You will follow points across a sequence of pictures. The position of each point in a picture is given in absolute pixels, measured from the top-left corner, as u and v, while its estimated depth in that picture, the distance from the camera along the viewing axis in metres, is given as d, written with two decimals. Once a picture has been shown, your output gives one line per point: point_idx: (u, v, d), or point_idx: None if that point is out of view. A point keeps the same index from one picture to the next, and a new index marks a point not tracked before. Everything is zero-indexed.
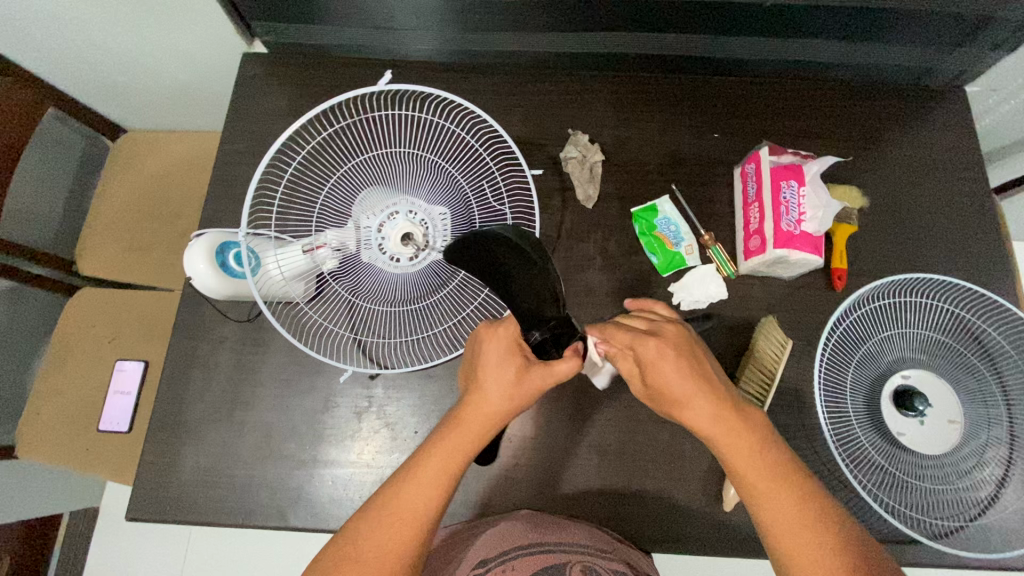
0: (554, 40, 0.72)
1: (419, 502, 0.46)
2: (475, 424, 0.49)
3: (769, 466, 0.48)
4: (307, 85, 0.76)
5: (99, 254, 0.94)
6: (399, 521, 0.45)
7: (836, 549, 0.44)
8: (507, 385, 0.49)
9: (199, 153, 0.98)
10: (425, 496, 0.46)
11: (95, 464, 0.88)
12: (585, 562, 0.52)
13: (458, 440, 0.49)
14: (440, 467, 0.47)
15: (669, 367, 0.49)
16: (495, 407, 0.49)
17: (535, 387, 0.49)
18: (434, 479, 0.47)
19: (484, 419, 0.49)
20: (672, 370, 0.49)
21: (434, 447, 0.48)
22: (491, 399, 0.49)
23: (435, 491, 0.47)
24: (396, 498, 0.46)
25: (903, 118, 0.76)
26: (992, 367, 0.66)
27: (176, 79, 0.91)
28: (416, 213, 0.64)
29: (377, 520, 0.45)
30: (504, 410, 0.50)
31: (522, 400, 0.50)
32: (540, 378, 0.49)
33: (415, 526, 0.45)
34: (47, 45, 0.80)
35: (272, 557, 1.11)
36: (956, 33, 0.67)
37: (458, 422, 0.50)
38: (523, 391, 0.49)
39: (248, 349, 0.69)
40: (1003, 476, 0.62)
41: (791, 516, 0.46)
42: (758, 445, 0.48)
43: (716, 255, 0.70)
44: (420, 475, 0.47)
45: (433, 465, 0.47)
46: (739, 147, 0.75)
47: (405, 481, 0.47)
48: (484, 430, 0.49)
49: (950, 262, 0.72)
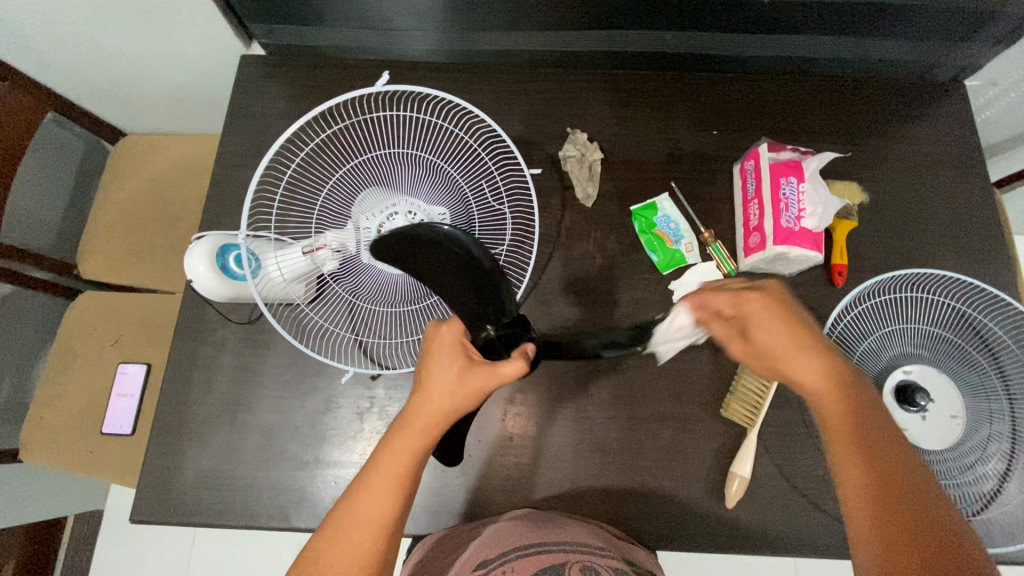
0: (552, 38, 0.72)
1: (376, 508, 0.45)
2: (426, 426, 0.48)
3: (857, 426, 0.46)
4: (305, 87, 0.76)
5: (101, 258, 0.94)
6: (360, 530, 0.45)
7: (919, 507, 0.41)
8: (455, 387, 0.47)
9: (199, 156, 0.98)
10: (380, 505, 0.46)
11: (99, 467, 0.88)
12: (584, 561, 0.51)
13: (408, 444, 0.47)
14: (392, 475, 0.46)
15: (774, 317, 0.48)
16: (441, 408, 0.48)
17: (480, 385, 0.47)
18: (387, 485, 0.46)
19: (432, 421, 0.48)
20: (775, 325, 0.48)
21: (385, 452, 0.47)
22: (437, 400, 0.47)
23: (389, 496, 0.46)
24: (353, 510, 0.45)
25: (902, 113, 0.76)
26: (994, 361, 0.66)
27: (175, 82, 0.91)
28: (416, 214, 0.63)
29: (334, 533, 0.45)
30: (454, 410, 0.48)
31: (471, 398, 0.48)
32: (487, 374, 0.47)
33: (377, 532, 0.45)
34: (46, 50, 0.80)
35: (277, 558, 1.12)
36: (955, 27, 0.66)
37: (410, 421, 0.48)
38: (468, 391, 0.47)
39: (249, 351, 0.69)
40: (1006, 470, 0.62)
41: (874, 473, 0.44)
42: (844, 404, 0.46)
43: (716, 251, 0.70)
44: (370, 484, 0.46)
45: (385, 474, 0.46)
46: (738, 144, 0.74)
47: (359, 492, 0.46)
48: (436, 431, 0.48)
49: (951, 257, 0.72)
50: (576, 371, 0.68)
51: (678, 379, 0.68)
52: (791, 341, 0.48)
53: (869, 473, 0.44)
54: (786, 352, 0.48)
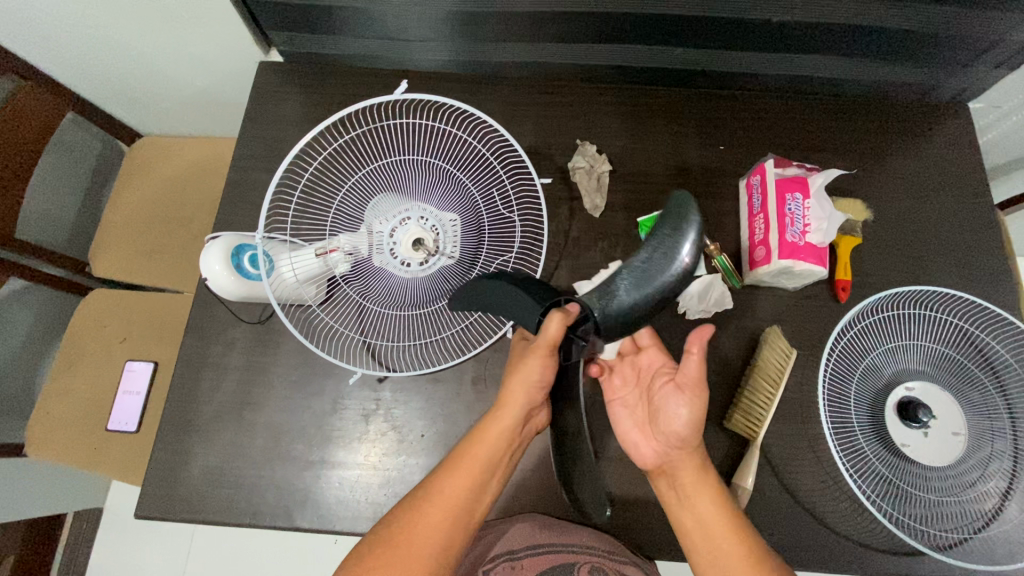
0: (565, 52, 0.73)
1: (453, 483, 0.52)
2: (507, 412, 0.55)
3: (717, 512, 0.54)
4: (320, 93, 0.78)
5: (114, 256, 0.96)
6: (441, 502, 0.51)
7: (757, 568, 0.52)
8: (527, 376, 0.54)
9: (213, 158, 1.00)
10: (462, 485, 0.52)
11: (103, 463, 0.88)
12: (591, 562, 0.57)
13: (485, 435, 0.55)
14: (471, 456, 0.54)
15: (679, 402, 0.58)
16: (520, 390, 0.55)
17: (543, 364, 0.54)
18: (467, 464, 0.53)
19: (516, 401, 0.55)
20: (682, 409, 0.58)
21: (469, 441, 0.55)
22: (515, 388, 0.55)
23: (467, 471, 0.53)
24: (434, 489, 0.52)
25: (906, 135, 0.77)
26: (995, 379, 0.66)
27: (194, 86, 0.93)
28: (428, 219, 0.65)
29: (416, 503, 0.52)
30: (529, 395, 0.55)
31: (543, 385, 0.55)
32: (549, 350, 0.52)
33: (457, 503, 0.52)
34: (70, 50, 0.82)
35: (275, 561, 1.11)
36: (958, 52, 0.68)
37: (494, 411, 0.56)
38: (538, 372, 0.55)
39: (259, 350, 0.70)
40: (1007, 488, 0.62)
41: (702, 522, 0.55)
42: (700, 466, 0.57)
43: (722, 264, 0.71)
44: (458, 463, 0.53)
45: (466, 456, 0.54)
46: (744, 159, 0.76)
47: (444, 472, 0.53)
48: (514, 416, 0.55)
49: (954, 275, 0.73)
50: (582, 380, 0.68)
51: None
52: (690, 427, 0.57)
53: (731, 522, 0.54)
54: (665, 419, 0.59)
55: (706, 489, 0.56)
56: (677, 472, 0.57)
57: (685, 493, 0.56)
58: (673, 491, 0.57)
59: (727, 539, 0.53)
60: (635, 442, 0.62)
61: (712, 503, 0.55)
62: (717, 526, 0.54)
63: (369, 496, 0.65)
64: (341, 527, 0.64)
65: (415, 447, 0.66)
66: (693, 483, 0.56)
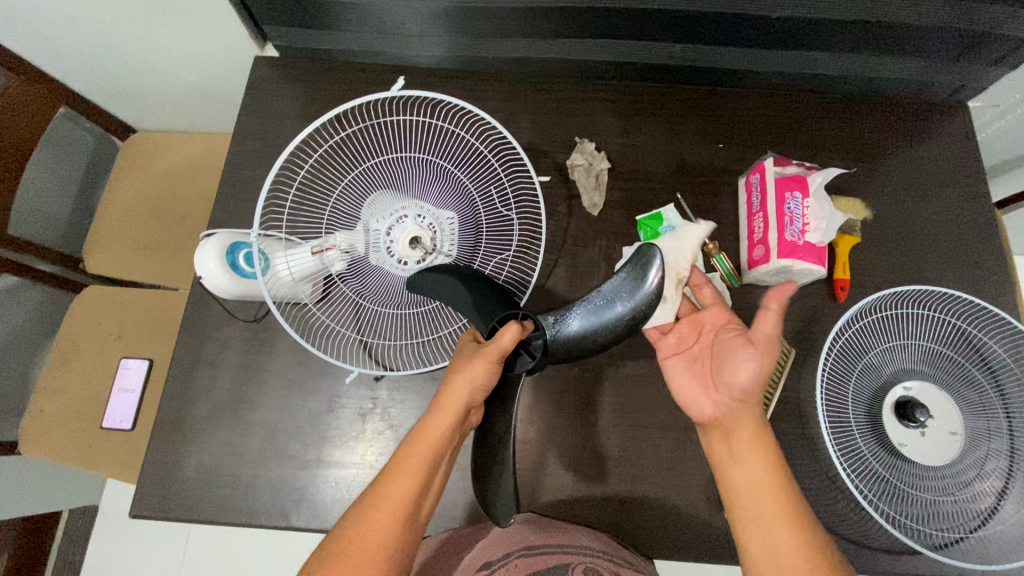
0: (563, 48, 0.73)
1: (399, 484, 0.49)
2: (449, 409, 0.53)
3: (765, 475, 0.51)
4: (317, 89, 0.77)
5: (108, 252, 0.95)
6: (388, 503, 0.49)
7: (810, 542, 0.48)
8: (470, 373, 0.53)
9: (208, 154, 0.99)
10: (405, 486, 0.49)
11: (98, 462, 0.88)
12: (586, 562, 0.54)
13: (426, 434, 0.52)
14: (415, 454, 0.51)
15: (745, 355, 0.52)
16: (461, 387, 0.53)
17: (486, 361, 0.53)
18: (413, 463, 0.51)
19: (457, 401, 0.53)
20: (750, 364, 0.52)
21: (411, 440, 0.52)
22: (458, 384, 0.53)
23: (413, 469, 0.50)
24: (383, 493, 0.49)
25: (904, 133, 0.77)
26: (992, 378, 0.67)
27: (188, 81, 0.92)
28: (425, 218, 0.65)
29: (359, 511, 0.48)
30: (469, 397, 0.54)
31: (486, 384, 0.54)
32: (497, 357, 0.53)
33: (405, 504, 0.49)
34: (60, 44, 0.81)
35: (273, 559, 1.11)
36: (958, 49, 0.68)
37: (434, 409, 0.54)
38: (480, 368, 0.53)
39: (253, 349, 0.69)
40: (1003, 488, 0.63)
41: (754, 485, 0.50)
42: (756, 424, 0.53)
43: (721, 263, 0.70)
44: (401, 466, 0.50)
45: (410, 457, 0.51)
46: (743, 157, 0.75)
47: (388, 476, 0.50)
48: (455, 415, 0.53)
49: (952, 274, 0.73)
50: (579, 379, 0.68)
51: None
52: (755, 385, 0.52)
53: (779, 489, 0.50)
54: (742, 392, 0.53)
55: (765, 450, 0.52)
56: (734, 427, 0.54)
57: (739, 451, 0.52)
58: (726, 444, 0.54)
59: (777, 505, 0.49)
60: (695, 399, 0.58)
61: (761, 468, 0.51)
62: (766, 487, 0.50)
63: None
64: None
65: None
66: (748, 443, 0.52)
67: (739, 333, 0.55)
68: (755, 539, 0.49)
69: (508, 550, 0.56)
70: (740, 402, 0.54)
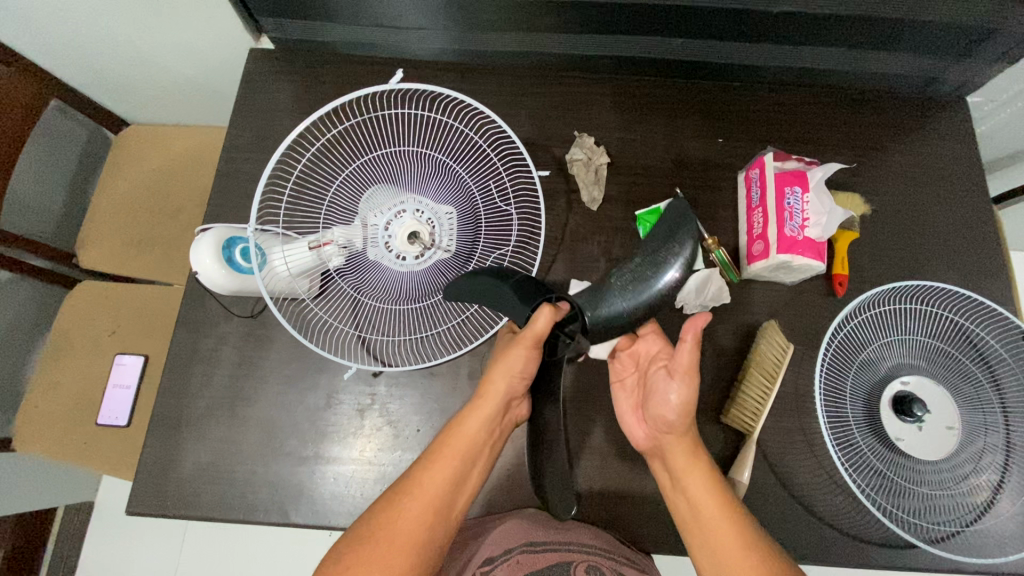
0: (563, 43, 0.72)
1: (433, 472, 0.50)
2: (489, 399, 0.54)
3: (701, 485, 0.53)
4: (313, 83, 0.76)
5: (102, 247, 0.94)
6: (423, 491, 0.49)
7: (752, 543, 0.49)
8: (510, 360, 0.54)
9: (203, 148, 0.98)
10: (440, 474, 0.50)
11: (93, 460, 0.87)
12: (587, 561, 0.55)
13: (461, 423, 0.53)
14: (450, 444, 0.52)
15: (669, 387, 0.57)
16: (501, 377, 0.55)
17: (524, 346, 0.53)
18: (449, 453, 0.52)
19: (497, 392, 0.54)
20: (672, 391, 0.56)
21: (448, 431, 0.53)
22: (498, 374, 0.54)
23: (448, 460, 0.51)
24: (418, 480, 0.50)
25: (904, 128, 0.76)
26: (989, 373, 0.67)
27: (182, 74, 0.91)
28: (423, 213, 0.64)
29: (395, 496, 0.49)
30: (507, 386, 0.54)
31: (524, 373, 0.55)
32: (533, 342, 0.53)
33: (439, 491, 0.50)
34: (52, 36, 0.80)
35: (271, 557, 1.11)
36: (958, 44, 0.67)
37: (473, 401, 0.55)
38: (519, 354, 0.54)
39: (251, 345, 0.68)
40: (999, 482, 0.63)
41: (698, 501, 0.53)
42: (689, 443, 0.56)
43: (719, 257, 0.69)
44: (438, 455, 0.51)
45: (447, 446, 0.52)
46: (743, 152, 0.75)
47: (425, 463, 0.51)
48: (494, 405, 0.54)
49: (950, 269, 0.73)
50: (579, 374, 0.68)
51: None
52: (680, 412, 0.56)
53: (714, 495, 0.53)
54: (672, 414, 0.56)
55: (699, 463, 0.54)
56: (666, 451, 0.57)
57: (681, 471, 0.55)
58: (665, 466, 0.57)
59: (722, 515, 0.51)
60: (630, 424, 0.62)
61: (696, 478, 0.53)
62: (703, 496, 0.53)
63: (364, 491, 0.64)
64: (336, 523, 0.64)
65: (411, 443, 0.66)
66: (687, 466, 0.54)
67: (665, 364, 0.59)
68: (704, 559, 0.51)
69: (509, 546, 0.56)
70: (670, 426, 0.57)
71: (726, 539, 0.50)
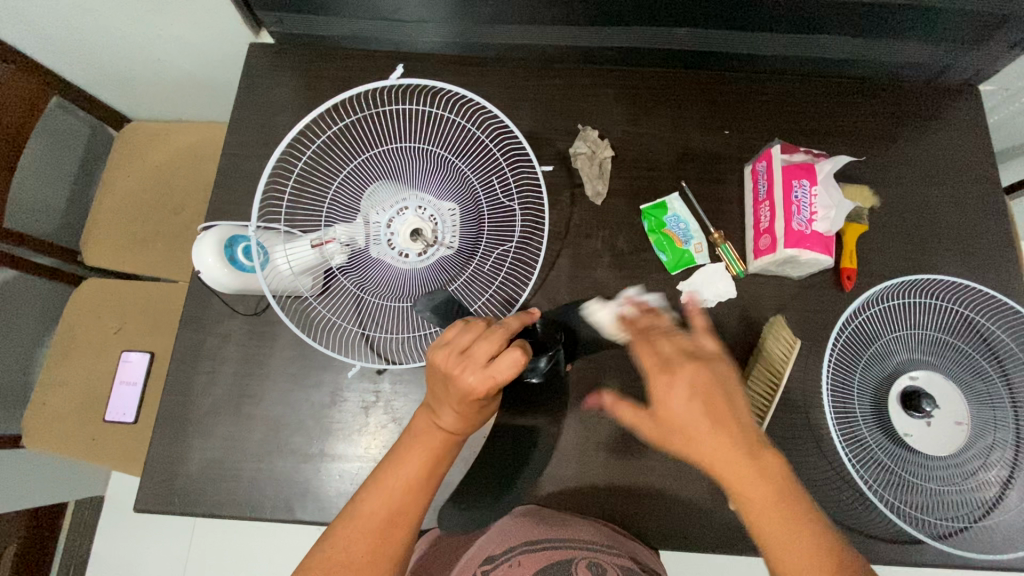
0: (565, 34, 0.71)
1: (400, 509, 0.49)
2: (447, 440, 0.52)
3: (770, 500, 0.44)
4: (314, 78, 0.75)
5: (106, 245, 0.94)
6: (384, 531, 0.49)
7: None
8: (476, 414, 0.51)
9: (204, 143, 0.97)
10: (408, 503, 0.50)
11: (102, 455, 0.88)
12: (590, 558, 0.54)
13: (417, 452, 0.51)
14: (416, 479, 0.50)
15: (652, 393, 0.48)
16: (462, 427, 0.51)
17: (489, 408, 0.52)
18: (417, 487, 0.50)
19: (455, 435, 0.52)
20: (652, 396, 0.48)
21: (414, 463, 0.51)
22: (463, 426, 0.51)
23: (411, 498, 0.50)
24: (389, 508, 0.49)
25: (913, 119, 0.75)
26: (999, 368, 0.66)
27: (182, 69, 0.90)
28: (426, 209, 0.63)
29: (368, 518, 0.49)
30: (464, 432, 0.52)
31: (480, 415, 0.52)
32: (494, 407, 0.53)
33: (402, 528, 0.49)
34: (49, 33, 0.79)
35: (279, 551, 1.12)
36: (973, 31, 0.66)
37: (434, 434, 0.51)
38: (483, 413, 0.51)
39: (254, 343, 0.69)
40: (1007, 477, 0.63)
41: (763, 521, 0.44)
42: (723, 441, 0.45)
43: (725, 253, 0.70)
44: (405, 481, 0.50)
45: (414, 477, 0.50)
46: (749, 145, 0.74)
47: (392, 483, 0.50)
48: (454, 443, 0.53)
49: (960, 262, 0.72)
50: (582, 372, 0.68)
51: None
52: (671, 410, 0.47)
53: (786, 506, 0.44)
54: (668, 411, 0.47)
55: (741, 455, 0.45)
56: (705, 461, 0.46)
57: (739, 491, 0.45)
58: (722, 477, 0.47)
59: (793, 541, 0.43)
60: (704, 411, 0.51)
61: (757, 500, 0.44)
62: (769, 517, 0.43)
63: None
64: None
65: None
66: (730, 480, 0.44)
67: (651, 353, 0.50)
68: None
69: (511, 545, 0.56)
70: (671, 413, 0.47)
71: (794, 551, 0.42)
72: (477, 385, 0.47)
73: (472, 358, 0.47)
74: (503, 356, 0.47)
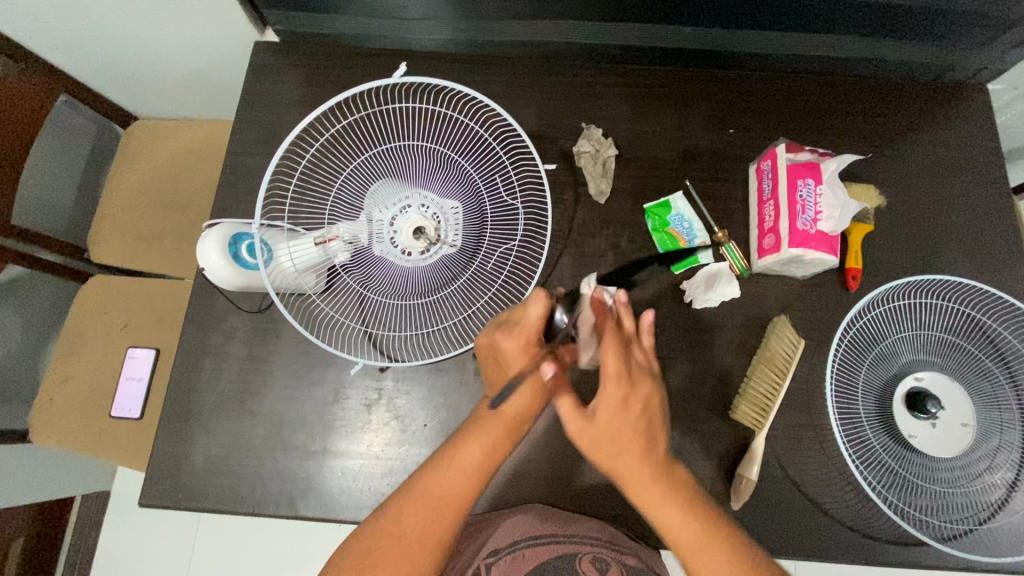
0: (570, 32, 0.70)
1: (454, 491, 0.51)
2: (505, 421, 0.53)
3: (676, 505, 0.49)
4: (319, 76, 0.76)
5: (112, 241, 0.95)
6: (439, 511, 0.50)
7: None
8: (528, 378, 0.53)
9: (210, 141, 0.98)
10: (460, 485, 0.51)
11: (109, 451, 0.88)
12: (595, 552, 0.55)
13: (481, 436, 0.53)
14: (471, 460, 0.52)
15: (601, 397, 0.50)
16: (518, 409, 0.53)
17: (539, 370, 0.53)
18: (470, 470, 0.51)
19: (510, 423, 0.54)
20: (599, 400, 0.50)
21: (468, 444, 0.52)
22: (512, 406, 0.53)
23: (469, 482, 0.51)
24: (440, 488, 0.51)
25: (921, 118, 0.74)
26: (1006, 369, 0.65)
27: (188, 67, 0.91)
28: (428, 207, 0.64)
29: (421, 502, 0.50)
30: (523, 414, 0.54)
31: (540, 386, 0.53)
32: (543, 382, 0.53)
33: (456, 511, 0.50)
34: (57, 31, 0.80)
35: (283, 549, 1.13)
36: (981, 31, 0.65)
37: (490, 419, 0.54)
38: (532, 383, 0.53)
39: (258, 340, 0.69)
40: (1014, 479, 0.62)
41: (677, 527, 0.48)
42: (645, 447, 0.49)
43: (728, 252, 0.69)
44: (459, 463, 0.52)
45: (470, 456, 0.52)
46: (754, 144, 0.74)
47: (445, 467, 0.52)
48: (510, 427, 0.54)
49: (967, 262, 0.71)
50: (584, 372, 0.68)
51: (686, 379, 0.68)
52: (623, 414, 0.49)
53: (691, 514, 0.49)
54: (621, 416, 0.49)
55: (652, 474, 0.49)
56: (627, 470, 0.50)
57: (655, 498, 0.49)
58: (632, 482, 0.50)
59: (702, 543, 0.48)
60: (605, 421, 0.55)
61: (665, 508, 0.49)
62: (680, 527, 0.48)
63: (372, 485, 0.65)
64: (344, 516, 0.64)
65: (419, 436, 0.66)
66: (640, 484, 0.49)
67: (614, 352, 0.50)
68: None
69: (517, 536, 0.57)
70: (622, 413, 0.49)
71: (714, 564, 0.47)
72: (517, 338, 0.54)
73: (512, 322, 0.55)
74: (529, 305, 0.54)
